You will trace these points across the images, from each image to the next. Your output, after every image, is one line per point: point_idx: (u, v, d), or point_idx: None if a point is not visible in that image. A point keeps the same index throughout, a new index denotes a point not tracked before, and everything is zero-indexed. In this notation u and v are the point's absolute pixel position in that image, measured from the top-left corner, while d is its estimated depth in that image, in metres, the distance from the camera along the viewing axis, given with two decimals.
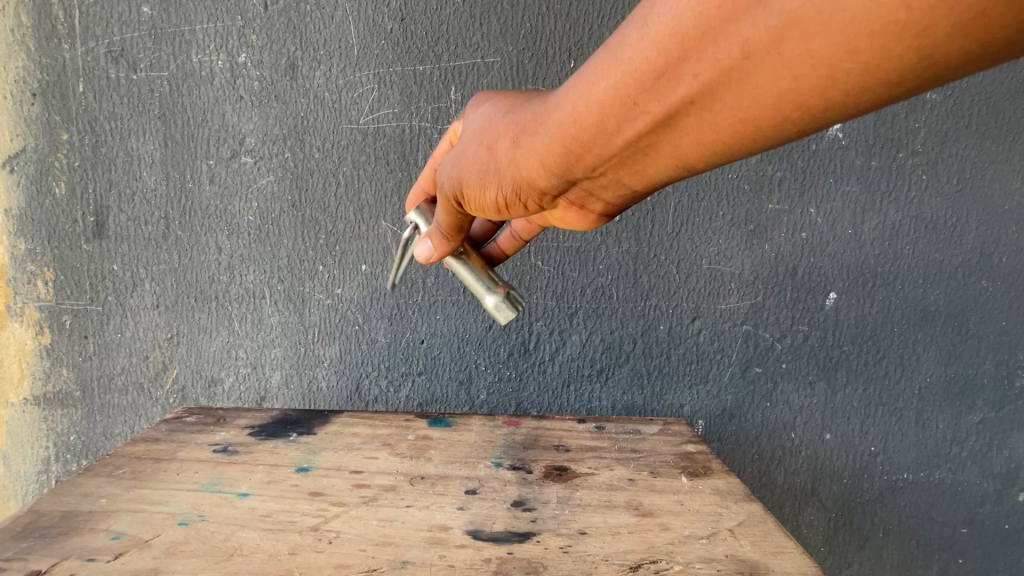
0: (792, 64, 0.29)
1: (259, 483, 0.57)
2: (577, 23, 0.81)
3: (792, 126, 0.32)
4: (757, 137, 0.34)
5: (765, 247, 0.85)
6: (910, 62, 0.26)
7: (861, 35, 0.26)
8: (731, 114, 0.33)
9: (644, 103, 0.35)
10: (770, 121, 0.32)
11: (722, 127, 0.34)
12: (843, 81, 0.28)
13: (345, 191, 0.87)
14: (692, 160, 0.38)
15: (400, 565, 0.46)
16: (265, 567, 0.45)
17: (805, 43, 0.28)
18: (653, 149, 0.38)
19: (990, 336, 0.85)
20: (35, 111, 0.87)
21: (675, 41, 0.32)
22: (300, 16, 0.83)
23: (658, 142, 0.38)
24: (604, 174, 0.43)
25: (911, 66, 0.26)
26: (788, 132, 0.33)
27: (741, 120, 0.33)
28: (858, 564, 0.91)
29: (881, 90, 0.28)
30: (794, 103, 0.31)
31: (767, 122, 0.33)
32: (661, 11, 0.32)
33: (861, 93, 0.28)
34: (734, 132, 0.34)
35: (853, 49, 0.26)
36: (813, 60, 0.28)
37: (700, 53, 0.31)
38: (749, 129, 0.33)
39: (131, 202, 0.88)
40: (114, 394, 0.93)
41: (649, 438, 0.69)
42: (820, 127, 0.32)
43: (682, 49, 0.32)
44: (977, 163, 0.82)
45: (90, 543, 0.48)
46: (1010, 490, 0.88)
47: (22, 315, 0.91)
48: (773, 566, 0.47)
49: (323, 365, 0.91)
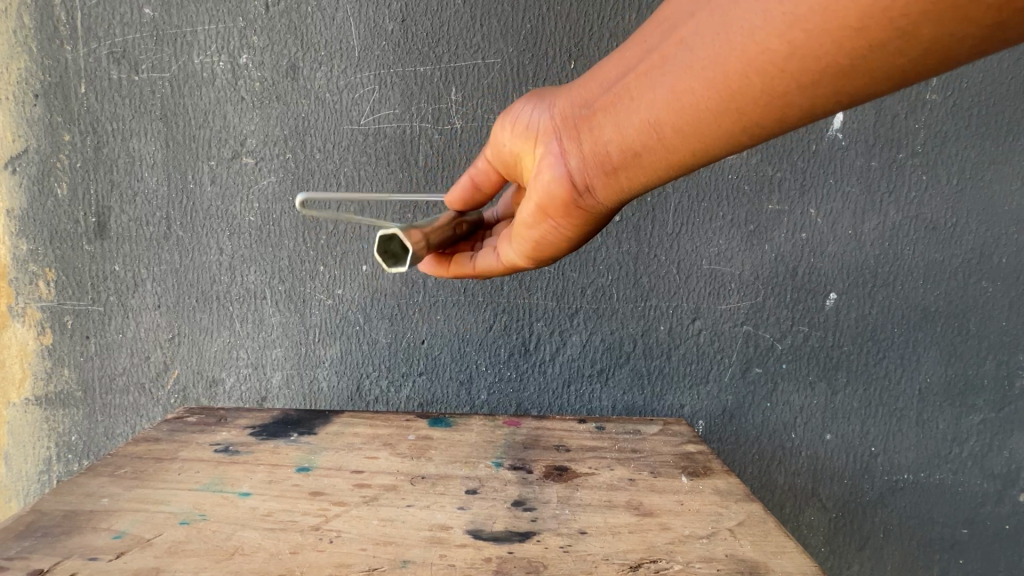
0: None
1: (260, 483, 0.57)
2: (577, 24, 0.82)
3: (757, 76, 0.34)
4: (727, 89, 0.35)
5: (766, 247, 0.85)
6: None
7: None
8: (709, 48, 0.35)
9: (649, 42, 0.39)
10: (740, 64, 0.34)
11: (697, 70, 0.36)
12: (806, 19, 0.31)
13: (346, 192, 0.87)
14: (664, 118, 0.39)
15: (401, 564, 0.46)
16: (266, 566, 0.45)
17: None
18: (633, 98, 0.40)
19: (990, 336, 0.85)
20: (37, 112, 0.87)
21: None
22: (301, 18, 0.83)
23: (641, 85, 0.39)
24: (587, 124, 0.44)
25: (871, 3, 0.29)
26: (753, 86, 0.34)
27: (714, 62, 0.35)
28: (859, 565, 0.91)
29: (839, 35, 0.30)
30: (761, 44, 0.33)
31: (735, 69, 0.34)
32: None
33: (823, 35, 0.31)
34: (709, 76, 0.36)
35: None
36: None
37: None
38: (718, 76, 0.35)
39: (132, 203, 0.89)
40: (115, 394, 0.93)
41: (650, 438, 0.69)
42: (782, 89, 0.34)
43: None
44: (977, 163, 0.82)
45: (92, 542, 0.48)
46: (1011, 491, 0.88)
47: (23, 315, 0.91)
48: (773, 565, 0.47)
49: (324, 366, 0.91)
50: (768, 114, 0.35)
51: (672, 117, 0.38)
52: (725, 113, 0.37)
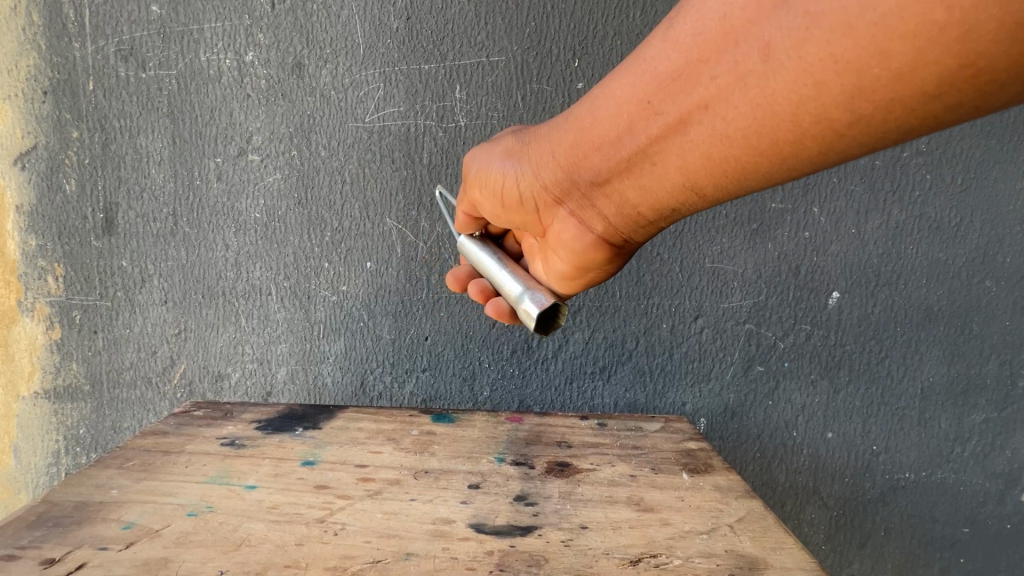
0: (811, 70, 0.36)
1: (265, 476, 0.58)
2: (581, 22, 0.82)
3: (804, 135, 0.39)
4: (769, 148, 0.41)
5: (768, 246, 0.85)
6: (931, 63, 0.32)
7: (879, 46, 0.33)
8: (751, 116, 0.40)
9: (664, 104, 0.44)
10: (788, 128, 0.39)
11: (736, 135, 0.42)
12: (862, 88, 0.35)
13: (351, 189, 0.88)
14: (701, 174, 0.46)
15: (404, 557, 0.46)
16: (273, 557, 0.46)
17: (830, 46, 0.35)
18: (666, 156, 0.47)
19: (993, 336, 0.85)
20: (45, 109, 0.88)
21: (701, 48, 0.41)
22: (306, 15, 0.84)
23: (681, 144, 0.45)
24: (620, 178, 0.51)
25: (929, 75, 0.32)
26: (797, 143, 0.40)
27: (755, 128, 0.41)
28: (859, 563, 0.91)
29: (885, 105, 0.35)
30: (813, 110, 0.38)
31: (780, 131, 0.40)
32: (685, 25, 0.42)
33: (879, 103, 0.35)
34: (748, 137, 0.41)
35: (877, 56, 0.33)
36: (835, 62, 0.35)
37: (725, 56, 0.40)
38: (758, 139, 0.41)
39: (139, 199, 0.90)
40: (123, 388, 0.95)
41: (651, 435, 0.69)
42: (833, 146, 0.39)
43: (706, 54, 0.41)
44: (982, 162, 0.82)
45: (102, 532, 0.49)
46: (1012, 490, 0.88)
47: (33, 310, 0.92)
48: (772, 561, 0.47)
49: (328, 361, 0.92)
50: (809, 162, 0.41)
51: (714, 171, 0.45)
52: (758, 154, 0.42)
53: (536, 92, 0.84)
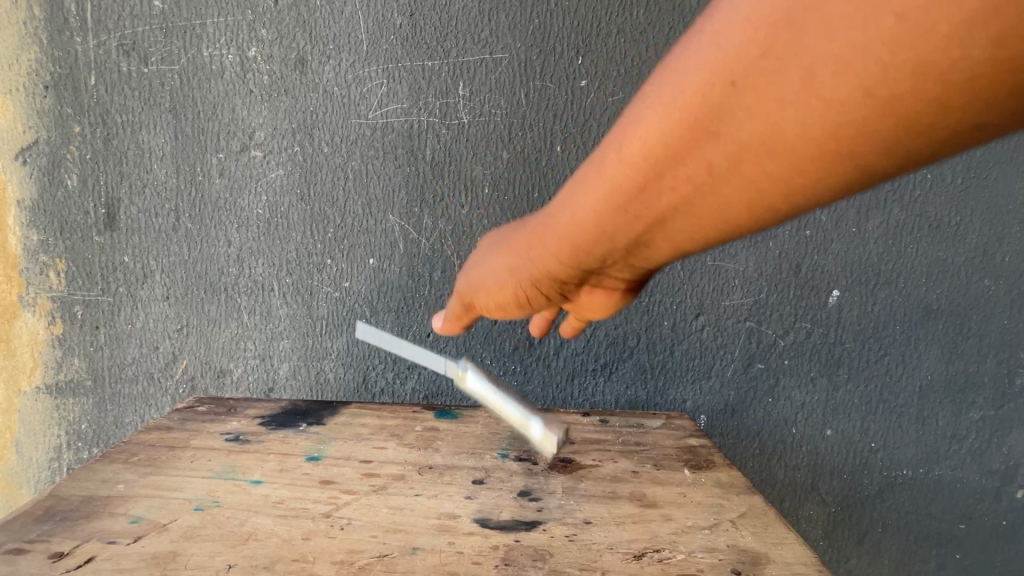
0: (804, 160, 0.28)
1: (271, 471, 0.58)
2: (585, 19, 0.82)
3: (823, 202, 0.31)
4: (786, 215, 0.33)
5: (769, 244, 0.85)
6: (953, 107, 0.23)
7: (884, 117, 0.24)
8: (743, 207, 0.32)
9: (636, 208, 0.35)
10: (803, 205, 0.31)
11: (744, 223, 0.33)
12: (872, 160, 0.27)
13: (353, 185, 0.88)
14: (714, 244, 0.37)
15: (411, 551, 0.47)
16: (280, 551, 0.46)
17: (817, 133, 0.26)
18: (660, 242, 0.38)
19: (991, 334, 0.86)
20: (47, 103, 0.88)
21: (652, 155, 0.32)
22: (309, 11, 0.84)
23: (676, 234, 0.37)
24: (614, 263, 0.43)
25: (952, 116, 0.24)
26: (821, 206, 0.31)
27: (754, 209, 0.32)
28: (856, 559, 0.92)
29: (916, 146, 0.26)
30: (821, 190, 0.29)
31: (790, 208, 0.31)
32: (630, 131, 0.33)
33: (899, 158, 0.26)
34: (760, 218, 0.33)
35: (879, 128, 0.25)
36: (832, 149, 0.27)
37: (685, 162, 0.31)
38: (768, 216, 0.32)
39: (141, 194, 0.89)
40: (125, 383, 0.95)
41: (653, 431, 0.70)
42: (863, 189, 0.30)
43: (661, 163, 0.32)
44: (982, 162, 0.82)
45: (109, 526, 0.49)
46: (1008, 487, 0.89)
47: (34, 305, 0.92)
48: (773, 555, 0.48)
49: (331, 358, 0.92)
50: None
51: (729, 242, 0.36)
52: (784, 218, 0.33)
53: (539, 89, 0.84)
